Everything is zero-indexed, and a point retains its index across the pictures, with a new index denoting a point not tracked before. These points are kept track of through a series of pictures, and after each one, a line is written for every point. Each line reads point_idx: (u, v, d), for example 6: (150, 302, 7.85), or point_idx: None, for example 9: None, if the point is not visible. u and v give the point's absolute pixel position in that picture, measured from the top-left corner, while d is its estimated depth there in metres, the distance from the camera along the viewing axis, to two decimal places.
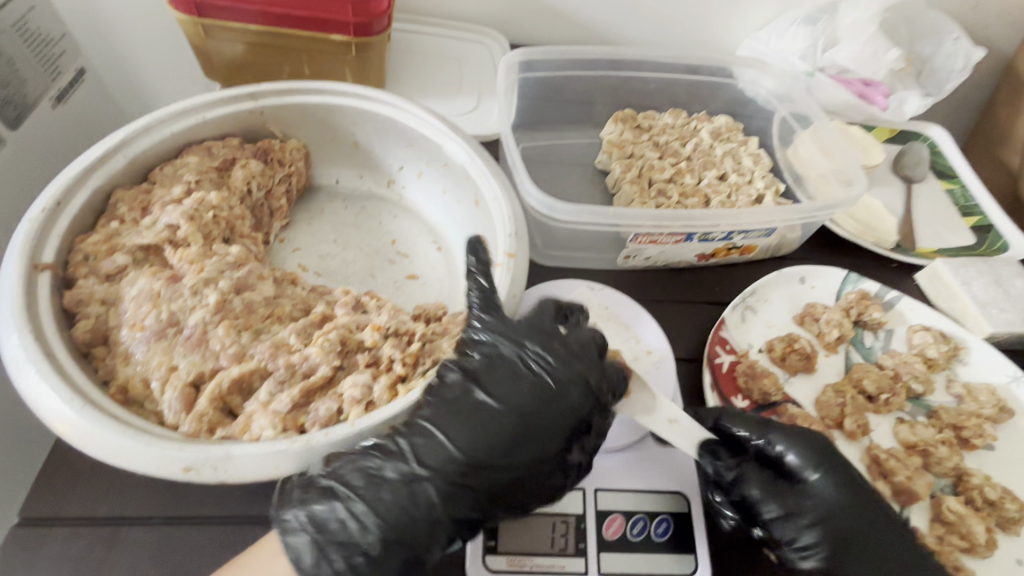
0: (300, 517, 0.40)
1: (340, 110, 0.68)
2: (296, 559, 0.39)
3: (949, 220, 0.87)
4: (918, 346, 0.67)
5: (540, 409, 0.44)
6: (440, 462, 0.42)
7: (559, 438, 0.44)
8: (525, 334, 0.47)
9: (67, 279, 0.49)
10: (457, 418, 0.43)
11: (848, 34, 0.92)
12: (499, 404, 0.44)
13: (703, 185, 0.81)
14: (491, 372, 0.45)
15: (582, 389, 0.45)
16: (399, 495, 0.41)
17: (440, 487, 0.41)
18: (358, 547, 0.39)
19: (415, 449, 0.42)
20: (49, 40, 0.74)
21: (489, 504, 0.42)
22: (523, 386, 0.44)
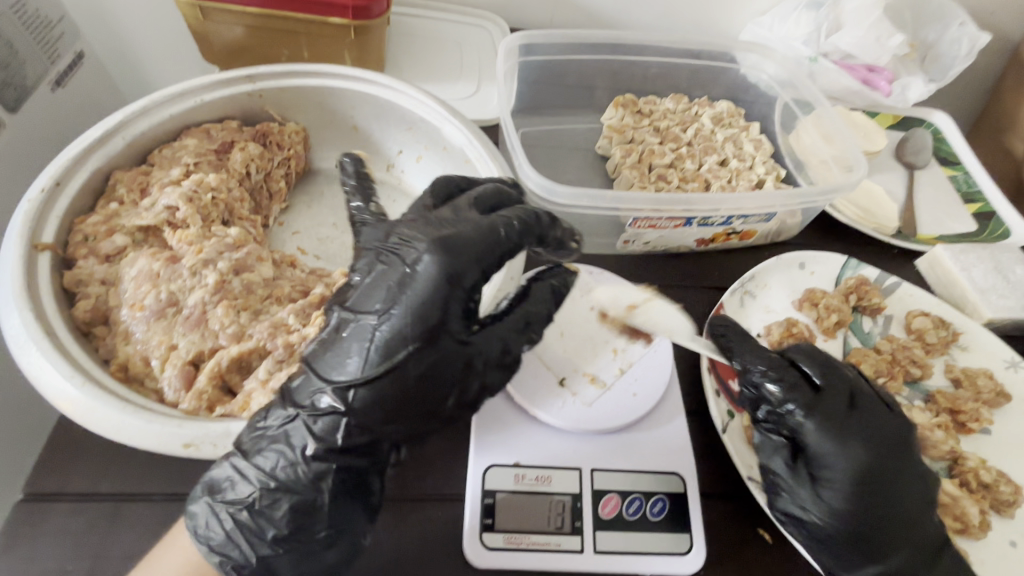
0: (199, 484, 0.41)
1: (339, 93, 0.67)
2: (195, 526, 0.40)
3: (951, 207, 0.86)
4: (917, 330, 0.68)
5: (410, 299, 0.40)
6: (313, 397, 0.40)
7: (443, 313, 0.40)
8: (390, 239, 0.44)
9: (67, 259, 0.50)
10: (332, 348, 0.41)
11: (852, 18, 0.91)
12: (368, 312, 0.41)
13: (704, 170, 0.80)
14: (363, 290, 0.43)
15: (449, 259, 0.41)
16: (272, 450, 0.40)
17: (315, 424, 0.40)
18: (243, 503, 0.39)
19: (291, 393, 0.41)
20: (48, 22, 0.73)
21: (374, 422, 0.40)
22: (390, 286, 0.41)
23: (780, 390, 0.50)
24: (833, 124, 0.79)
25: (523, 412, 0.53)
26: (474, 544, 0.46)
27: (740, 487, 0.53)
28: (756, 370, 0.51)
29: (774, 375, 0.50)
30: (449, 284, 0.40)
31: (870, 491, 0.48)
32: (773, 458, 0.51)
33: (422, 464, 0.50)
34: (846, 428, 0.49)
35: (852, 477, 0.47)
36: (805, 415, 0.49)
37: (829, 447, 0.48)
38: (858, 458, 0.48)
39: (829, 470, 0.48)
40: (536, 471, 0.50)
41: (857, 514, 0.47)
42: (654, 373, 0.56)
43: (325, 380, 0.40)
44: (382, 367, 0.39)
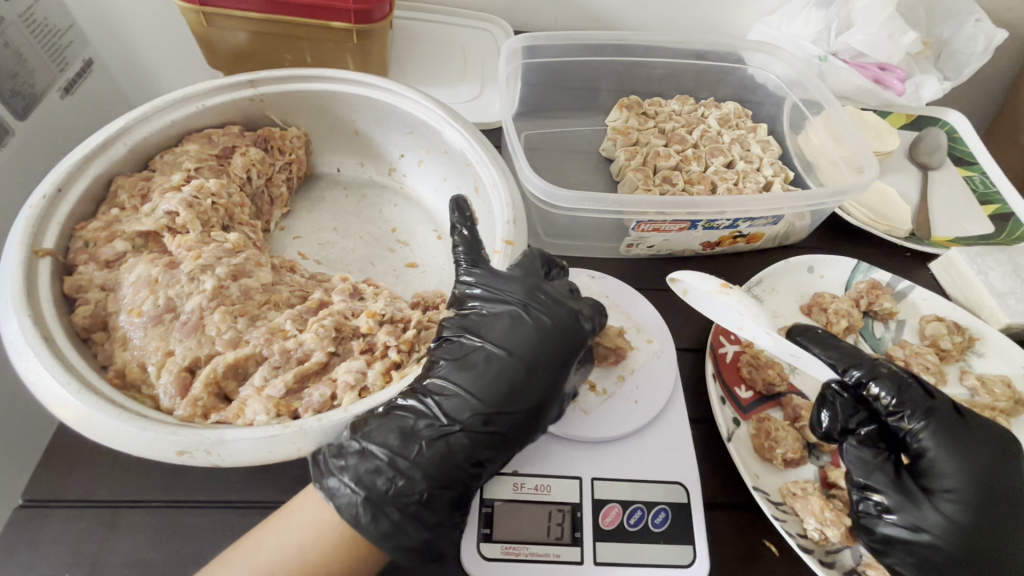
0: (346, 482, 0.40)
1: (340, 98, 0.67)
2: (353, 517, 0.39)
3: (966, 208, 0.84)
4: (931, 337, 0.65)
5: (546, 344, 0.46)
6: (465, 413, 0.43)
7: (567, 360, 0.47)
8: (519, 288, 0.49)
9: (67, 265, 0.50)
10: (468, 371, 0.45)
11: (863, 16, 0.89)
12: (506, 350, 0.46)
13: (710, 172, 0.79)
14: (494, 325, 0.47)
15: (576, 320, 0.48)
16: (436, 451, 0.42)
17: (471, 435, 0.43)
18: (413, 496, 0.41)
19: (440, 406, 0.43)
20: (57, 30, 0.74)
21: (516, 441, 0.44)
22: (527, 329, 0.47)
23: (891, 395, 0.50)
24: (843, 125, 0.76)
25: None
26: (472, 554, 0.45)
27: (746, 497, 0.52)
28: (868, 373, 0.52)
29: (883, 379, 0.51)
30: (580, 339, 0.48)
31: (992, 502, 0.46)
32: (873, 474, 0.48)
33: None
34: (961, 438, 0.49)
35: (970, 487, 0.46)
36: (918, 421, 0.49)
37: (943, 456, 0.48)
38: (976, 468, 0.47)
39: (943, 480, 0.47)
40: (535, 480, 0.49)
41: (977, 529, 0.45)
42: (660, 381, 0.55)
43: (483, 401, 0.44)
44: (529, 399, 0.45)
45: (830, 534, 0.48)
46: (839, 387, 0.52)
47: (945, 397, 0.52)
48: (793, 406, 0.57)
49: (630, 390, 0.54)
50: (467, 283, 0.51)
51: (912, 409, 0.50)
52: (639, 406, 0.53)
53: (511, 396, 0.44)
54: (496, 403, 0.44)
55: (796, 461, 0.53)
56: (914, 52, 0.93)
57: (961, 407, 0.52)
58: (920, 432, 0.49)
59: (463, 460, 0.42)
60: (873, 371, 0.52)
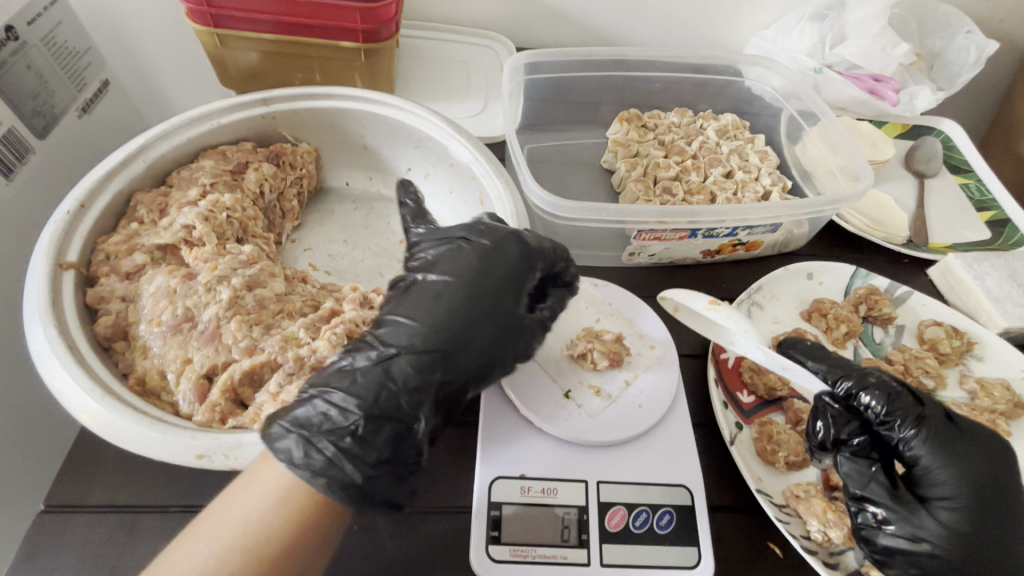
0: (285, 424, 0.41)
1: (349, 115, 0.70)
2: (287, 459, 0.39)
3: (964, 215, 0.85)
4: (929, 340, 0.66)
5: (486, 269, 0.48)
6: (407, 339, 0.45)
7: (511, 289, 0.49)
8: (460, 229, 0.52)
9: (89, 277, 0.52)
10: (414, 305, 0.47)
11: (856, 30, 0.92)
12: (447, 281, 0.48)
13: (709, 182, 0.81)
14: (438, 263, 0.50)
15: (520, 251, 0.50)
16: (373, 379, 0.43)
17: (413, 359, 0.44)
18: (347, 429, 0.41)
19: (382, 339, 0.45)
20: (76, 53, 0.77)
21: (457, 366, 0.45)
22: (468, 258, 0.49)
23: (884, 404, 0.50)
24: (839, 135, 0.79)
25: (528, 424, 0.53)
26: (481, 556, 0.46)
27: (750, 499, 0.53)
28: (858, 382, 0.52)
29: (875, 389, 0.50)
30: (522, 263, 0.50)
31: (988, 509, 0.46)
32: (870, 486, 0.48)
33: (430, 478, 0.51)
34: (952, 445, 0.49)
35: (965, 494, 0.47)
36: (910, 428, 0.49)
37: (937, 464, 0.48)
38: (971, 474, 0.47)
39: (939, 488, 0.47)
40: (542, 483, 0.50)
41: (975, 537, 0.45)
42: (663, 386, 0.56)
43: (423, 325, 0.45)
44: (465, 319, 0.46)
45: (832, 535, 0.49)
46: (831, 399, 0.52)
47: (934, 403, 0.52)
48: (796, 409, 0.58)
49: (634, 394, 0.55)
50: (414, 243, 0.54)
51: (903, 417, 0.50)
52: (642, 410, 0.54)
53: (449, 317, 0.46)
54: (434, 327, 0.45)
55: (799, 464, 0.54)
56: (908, 64, 0.95)
57: (950, 412, 0.52)
58: (912, 440, 0.49)
59: (399, 387, 0.43)
60: (864, 381, 0.52)
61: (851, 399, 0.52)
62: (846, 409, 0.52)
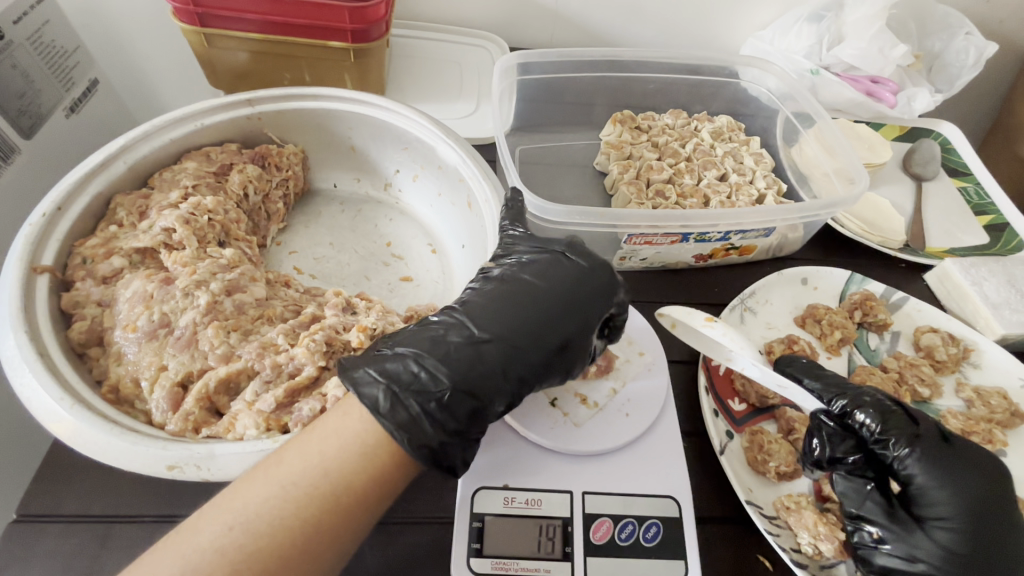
0: (372, 373, 0.42)
1: (336, 116, 0.69)
2: (372, 404, 0.41)
3: (962, 219, 0.84)
4: (925, 347, 0.65)
5: (579, 288, 0.51)
6: (498, 328, 0.47)
7: (596, 307, 0.51)
8: (556, 246, 0.54)
9: (65, 281, 0.51)
10: (503, 298, 0.49)
11: (854, 31, 0.90)
12: (541, 285, 0.50)
13: (703, 185, 0.80)
14: (530, 268, 0.52)
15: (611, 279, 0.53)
16: (464, 354, 0.44)
17: (501, 347, 0.46)
18: (434, 393, 0.42)
19: (472, 319, 0.47)
20: (63, 52, 0.76)
21: (537, 359, 0.47)
22: (562, 273, 0.51)
23: (877, 422, 0.50)
24: (834, 138, 0.77)
25: (513, 431, 0.52)
26: (461, 569, 0.45)
27: (739, 511, 0.52)
28: (852, 402, 0.52)
29: (867, 407, 0.51)
30: (611, 290, 0.52)
31: (985, 530, 0.46)
32: (865, 504, 0.48)
33: (412, 488, 0.50)
34: (950, 464, 0.48)
35: (961, 515, 0.46)
36: (904, 448, 0.49)
37: (933, 483, 0.47)
38: (968, 494, 0.47)
39: (934, 508, 0.47)
40: (526, 494, 0.49)
41: (973, 559, 0.45)
42: (651, 394, 0.55)
43: (512, 319, 0.47)
44: (556, 320, 0.49)
45: (823, 548, 0.47)
46: (826, 417, 0.52)
47: (930, 422, 0.51)
48: (787, 418, 0.57)
49: (622, 402, 0.54)
50: (507, 242, 0.56)
51: (898, 436, 0.49)
52: (630, 418, 0.53)
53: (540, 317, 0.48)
54: (522, 316, 0.48)
55: (791, 475, 0.53)
56: (906, 65, 0.93)
57: (947, 431, 0.51)
58: (908, 459, 0.49)
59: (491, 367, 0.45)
60: (858, 401, 0.52)
61: (846, 418, 0.52)
62: (842, 427, 0.52)
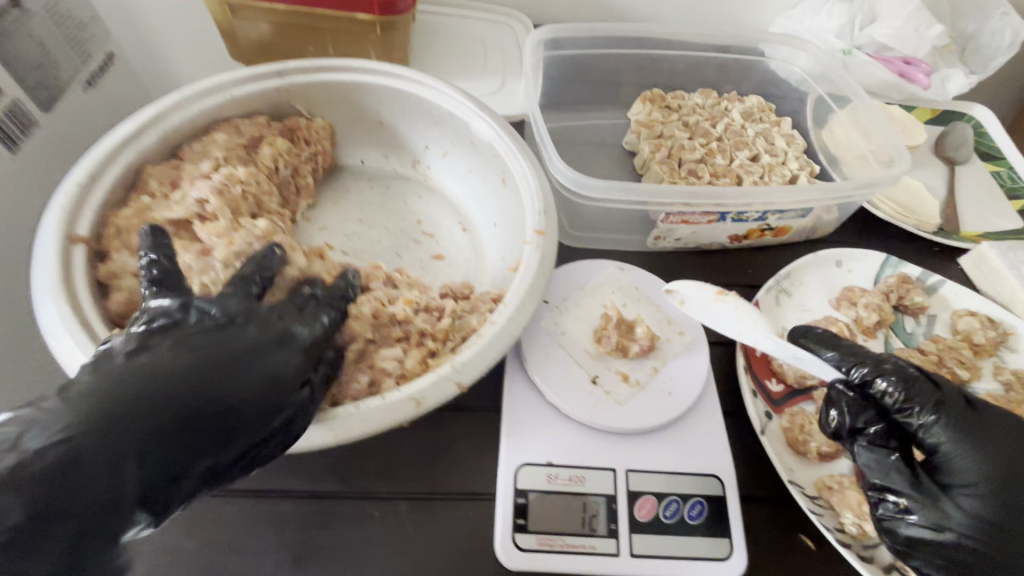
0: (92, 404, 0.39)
1: (366, 88, 0.67)
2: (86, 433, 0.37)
3: (996, 203, 0.83)
4: (963, 331, 0.64)
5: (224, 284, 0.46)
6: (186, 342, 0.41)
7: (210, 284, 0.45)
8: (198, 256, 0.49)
9: (100, 251, 0.50)
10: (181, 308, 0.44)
11: (888, 9, 0.88)
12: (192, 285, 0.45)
13: (735, 165, 0.78)
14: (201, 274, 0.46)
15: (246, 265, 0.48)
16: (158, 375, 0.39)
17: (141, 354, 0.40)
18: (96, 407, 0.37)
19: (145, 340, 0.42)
20: (80, 23, 0.74)
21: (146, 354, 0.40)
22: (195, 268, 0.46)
23: (900, 389, 0.48)
24: (873, 117, 0.78)
25: (554, 409, 0.52)
26: (507, 545, 0.45)
27: (780, 491, 0.51)
28: (873, 368, 0.50)
29: (891, 374, 0.49)
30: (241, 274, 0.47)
31: (1012, 496, 0.45)
32: (890, 475, 0.46)
33: (450, 464, 0.49)
34: (974, 429, 0.47)
35: (988, 481, 0.45)
36: (930, 414, 0.48)
37: (960, 450, 0.47)
38: (992, 459, 0.46)
39: (960, 475, 0.46)
40: (569, 471, 0.49)
41: (1001, 525, 0.44)
42: (693, 374, 0.54)
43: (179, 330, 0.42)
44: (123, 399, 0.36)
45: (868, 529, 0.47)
46: (845, 386, 0.51)
47: (952, 389, 0.50)
48: None
49: (665, 381, 0.54)
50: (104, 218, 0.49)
51: (922, 402, 0.48)
52: (672, 397, 0.53)
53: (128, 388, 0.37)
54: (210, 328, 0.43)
55: (831, 455, 0.52)
56: (941, 46, 0.91)
57: (969, 398, 0.50)
58: (932, 426, 0.47)
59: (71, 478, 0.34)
60: (879, 368, 0.50)
61: (866, 387, 0.50)
62: (861, 397, 0.50)
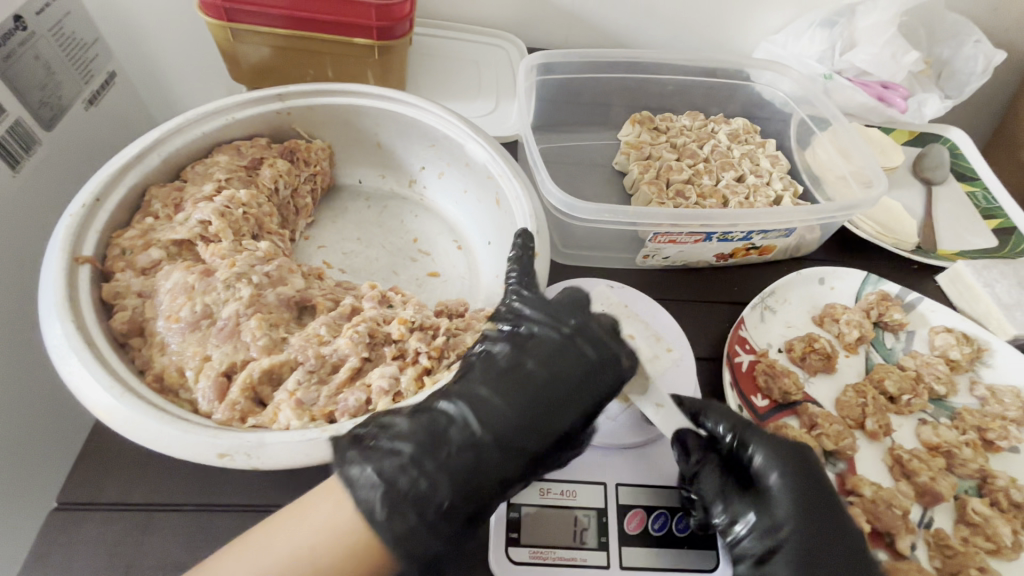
0: (367, 474, 0.38)
1: (364, 112, 0.69)
2: (370, 512, 0.36)
3: (972, 222, 0.86)
4: (940, 347, 0.67)
5: (574, 361, 0.46)
6: (483, 432, 0.42)
7: (567, 360, 0.46)
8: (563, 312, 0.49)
9: (104, 272, 0.52)
10: (505, 385, 0.44)
11: (867, 36, 0.92)
12: (545, 371, 0.45)
13: (721, 186, 0.81)
14: (537, 344, 0.47)
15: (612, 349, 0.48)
16: (464, 459, 0.40)
17: (477, 450, 0.41)
18: (432, 501, 0.38)
19: (471, 412, 0.42)
20: (83, 45, 0.76)
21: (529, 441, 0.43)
22: (568, 357, 0.46)
23: (727, 429, 0.49)
24: (850, 140, 0.80)
25: None
26: (502, 559, 0.46)
27: None
28: (705, 411, 0.50)
29: (717, 415, 0.49)
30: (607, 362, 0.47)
31: (820, 519, 0.45)
32: (726, 506, 0.47)
33: None
34: (787, 457, 0.47)
35: (795, 506, 0.45)
36: (751, 448, 0.48)
37: (775, 480, 0.46)
38: (800, 484, 0.46)
39: (775, 505, 0.46)
40: (561, 485, 0.50)
41: (815, 552, 0.44)
42: (678, 393, 0.56)
43: (501, 421, 0.42)
44: (518, 421, 0.43)
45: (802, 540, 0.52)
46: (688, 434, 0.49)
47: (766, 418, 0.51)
48: (809, 414, 0.59)
49: None
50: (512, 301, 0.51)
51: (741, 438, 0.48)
52: None
53: (522, 391, 0.44)
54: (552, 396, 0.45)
55: None
56: (917, 71, 0.95)
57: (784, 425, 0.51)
58: (751, 454, 0.48)
59: (423, 514, 0.38)
60: (710, 410, 0.50)
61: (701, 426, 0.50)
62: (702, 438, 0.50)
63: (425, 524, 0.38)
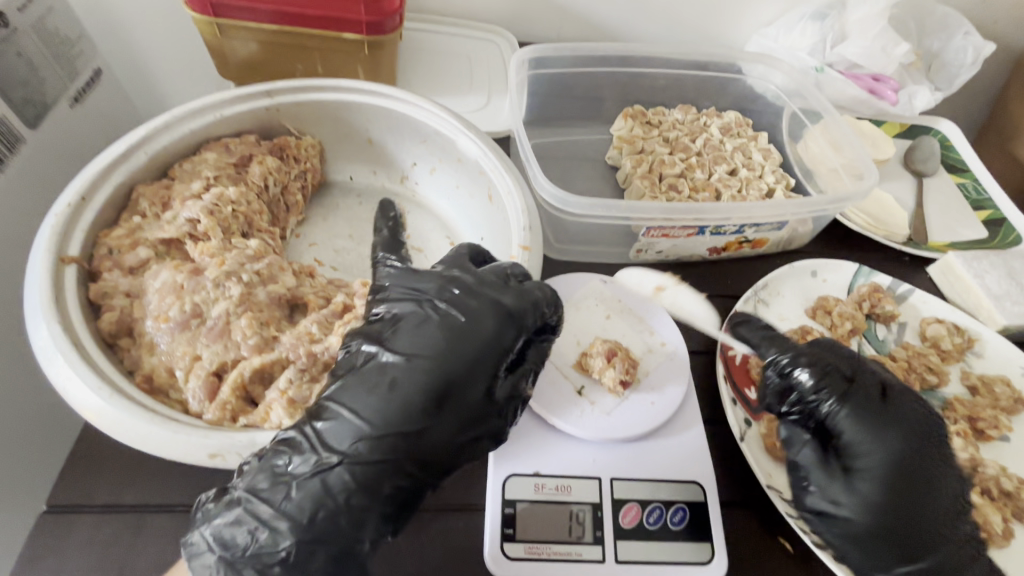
0: (291, 463, 0.40)
1: (354, 108, 0.69)
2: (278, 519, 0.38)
3: (961, 214, 0.86)
4: (931, 338, 0.67)
5: (448, 341, 0.43)
6: (350, 441, 0.40)
7: (427, 336, 0.44)
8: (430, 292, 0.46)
9: (91, 271, 0.51)
10: (363, 390, 0.42)
11: (857, 29, 0.92)
12: (405, 354, 0.43)
13: (714, 179, 0.81)
14: (399, 329, 0.45)
15: (495, 316, 0.45)
16: (366, 471, 0.40)
17: (352, 469, 0.39)
18: (325, 502, 0.39)
19: (322, 435, 0.40)
20: (67, 40, 0.75)
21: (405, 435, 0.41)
22: (429, 328, 0.44)
23: (813, 379, 0.52)
24: (842, 133, 0.80)
25: (540, 421, 0.54)
26: (497, 555, 0.46)
27: (759, 497, 0.53)
28: (792, 360, 0.53)
29: (807, 365, 0.52)
30: (502, 330, 0.45)
31: (906, 481, 0.48)
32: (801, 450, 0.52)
33: None
34: (875, 415, 0.50)
35: (883, 462, 0.48)
36: (835, 403, 0.51)
37: (859, 433, 0.50)
38: (890, 445, 0.49)
39: (860, 457, 0.49)
40: (555, 481, 0.50)
41: (887, 504, 0.47)
42: (666, 382, 0.56)
43: (374, 425, 0.40)
44: (389, 417, 0.41)
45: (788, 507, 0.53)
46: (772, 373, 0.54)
47: (868, 379, 0.52)
48: None
49: (646, 391, 0.56)
50: (380, 283, 0.50)
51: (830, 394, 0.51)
52: (655, 406, 0.55)
53: (385, 390, 0.41)
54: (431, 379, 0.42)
55: None
56: (907, 64, 0.95)
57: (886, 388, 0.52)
58: (834, 409, 0.51)
59: (348, 506, 0.39)
60: (797, 359, 0.53)
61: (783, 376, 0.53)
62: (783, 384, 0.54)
63: (334, 517, 0.39)
